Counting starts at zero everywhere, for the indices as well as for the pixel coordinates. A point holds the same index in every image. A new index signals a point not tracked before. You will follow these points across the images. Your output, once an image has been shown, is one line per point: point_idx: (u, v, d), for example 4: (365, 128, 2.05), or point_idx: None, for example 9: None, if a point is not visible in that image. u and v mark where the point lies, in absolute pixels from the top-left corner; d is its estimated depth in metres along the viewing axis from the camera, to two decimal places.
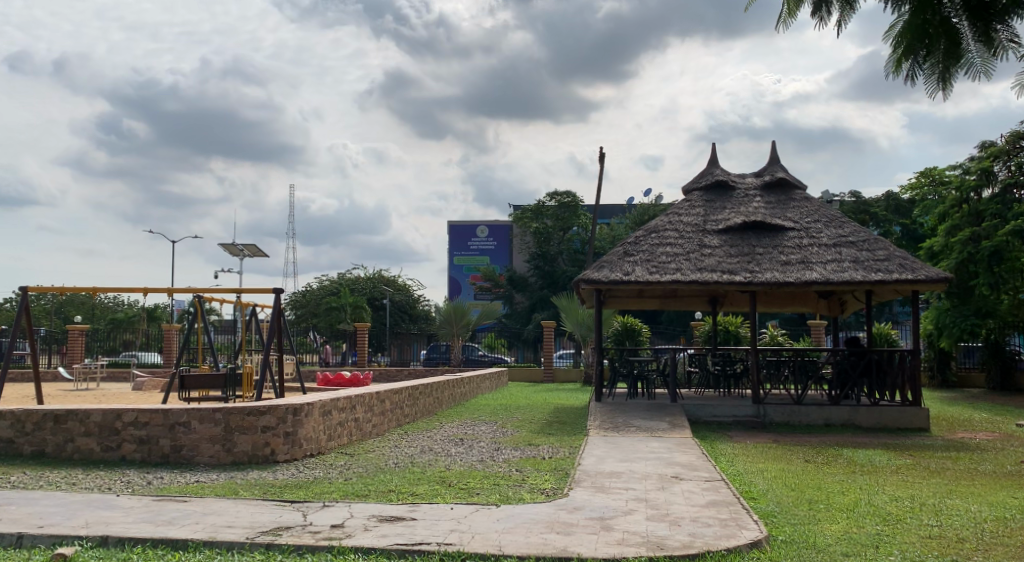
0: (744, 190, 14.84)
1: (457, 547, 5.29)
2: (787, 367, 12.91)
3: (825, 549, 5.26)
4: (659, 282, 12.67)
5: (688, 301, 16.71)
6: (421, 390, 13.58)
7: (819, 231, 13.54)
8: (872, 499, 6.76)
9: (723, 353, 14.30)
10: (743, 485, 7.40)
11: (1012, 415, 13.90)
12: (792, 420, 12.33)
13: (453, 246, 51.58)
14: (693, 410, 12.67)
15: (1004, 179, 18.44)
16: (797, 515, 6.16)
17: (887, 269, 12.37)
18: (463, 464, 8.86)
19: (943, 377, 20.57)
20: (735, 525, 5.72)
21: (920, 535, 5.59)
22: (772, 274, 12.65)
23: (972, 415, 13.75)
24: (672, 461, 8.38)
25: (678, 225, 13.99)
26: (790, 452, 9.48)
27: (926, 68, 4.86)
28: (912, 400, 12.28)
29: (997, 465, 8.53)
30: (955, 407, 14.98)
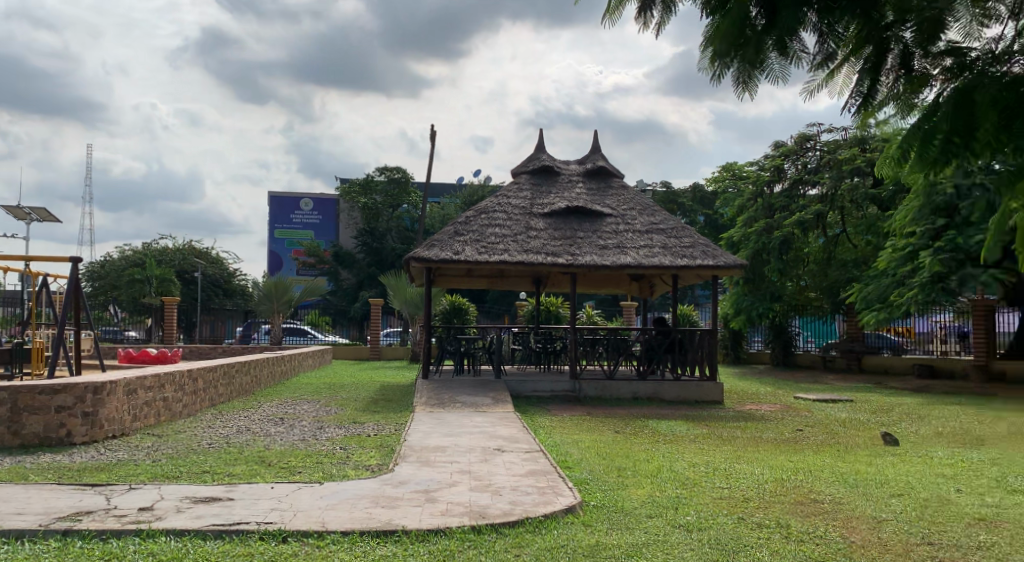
0: (567, 176, 15.51)
1: (278, 526, 5.28)
2: (601, 345, 13.68)
3: (631, 512, 5.74)
4: (487, 262, 12.99)
5: (512, 281, 17.25)
6: (237, 369, 13.15)
7: (634, 218, 14.41)
8: (674, 465, 7.40)
9: (545, 331, 14.92)
10: (560, 455, 7.87)
11: (793, 388, 15.56)
12: (605, 393, 13.11)
13: (274, 218, 49.64)
14: (515, 386, 13.18)
15: (792, 175, 20.27)
16: (608, 482, 6.66)
17: (692, 256, 13.40)
18: (283, 443, 8.75)
19: (736, 354, 22.63)
20: (551, 492, 6.10)
21: (713, 496, 6.23)
22: (591, 257, 13.31)
23: (760, 389, 15.28)
24: (494, 435, 8.72)
25: (505, 207, 14.38)
26: (603, 424, 10.14)
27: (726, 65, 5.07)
28: (709, 375, 13.44)
29: (778, 433, 9.60)
30: (747, 382, 16.51)
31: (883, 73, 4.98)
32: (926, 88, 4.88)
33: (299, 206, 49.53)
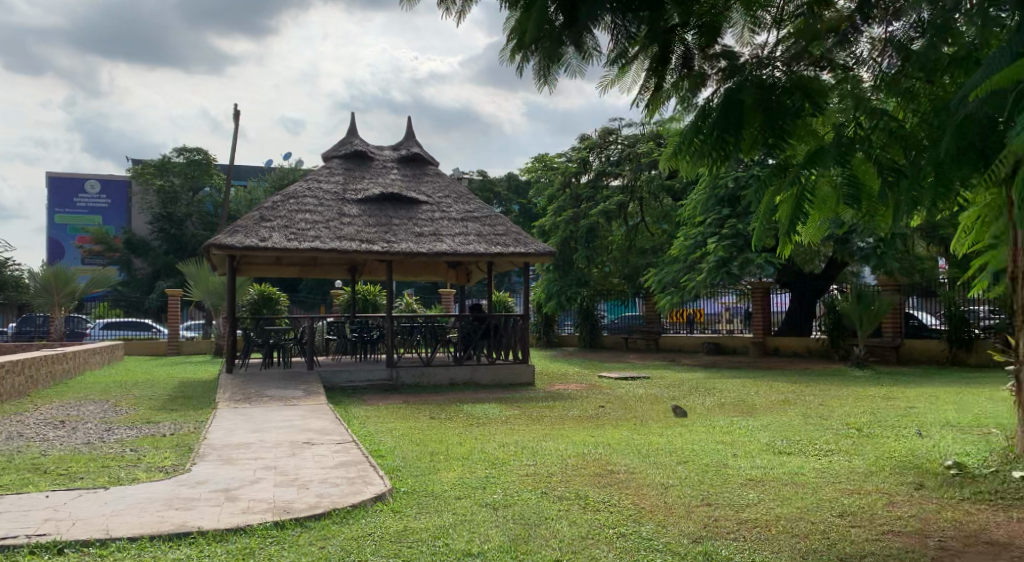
0: (381, 162, 15.37)
1: (51, 538, 4.89)
2: (418, 332, 13.71)
3: (441, 495, 5.84)
4: (297, 249, 12.64)
5: (325, 269, 16.87)
6: (9, 369, 11.97)
7: (448, 206, 14.53)
8: (485, 447, 7.59)
9: (359, 321, 14.73)
10: (372, 444, 7.84)
11: (600, 368, 16.36)
12: (421, 381, 13.15)
13: (57, 203, 45.70)
14: (329, 377, 12.93)
15: (597, 167, 21.18)
16: (419, 467, 6.73)
17: (504, 243, 13.73)
18: (64, 449, 8.09)
19: (548, 338, 23.47)
20: (361, 482, 6.07)
21: (520, 474, 6.45)
22: (406, 244, 13.28)
23: (569, 370, 15.95)
24: (304, 428, 8.53)
25: (316, 192, 14.02)
26: (416, 411, 10.18)
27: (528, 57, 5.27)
28: (522, 358, 13.86)
29: (583, 411, 10.07)
30: (558, 364, 17.17)
31: (667, 72, 5.35)
32: (702, 88, 5.31)
33: (85, 189, 45.63)
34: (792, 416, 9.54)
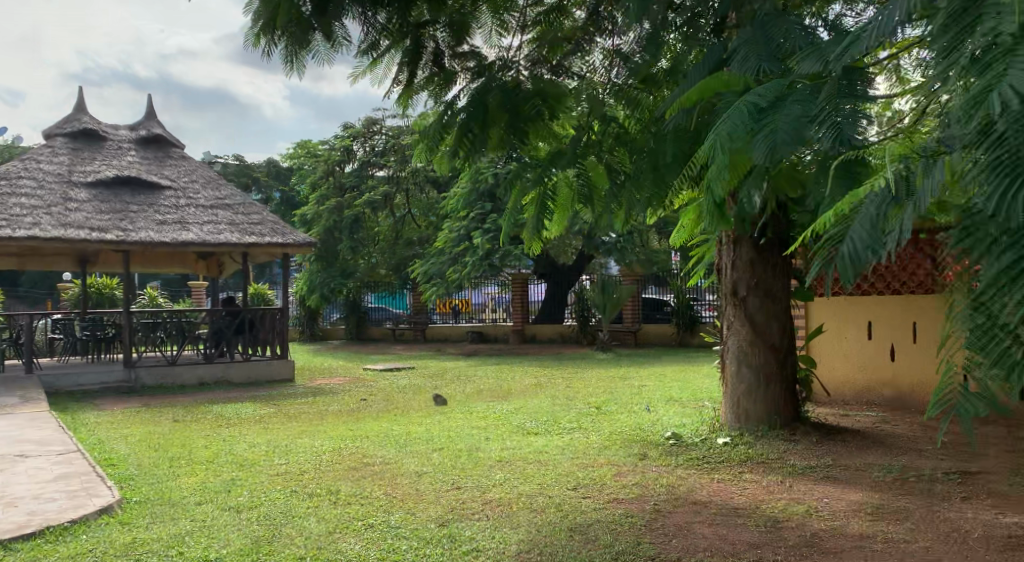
0: (117, 142, 14.10)
1: None
2: (162, 329, 12.77)
3: (178, 502, 5.48)
4: (12, 238, 11.28)
5: (52, 260, 15.20)
6: None
7: (196, 192, 13.65)
8: (232, 449, 7.24)
9: (94, 318, 13.42)
10: (102, 453, 7.19)
11: (361, 361, 16.23)
12: (165, 381, 12.26)
13: None
14: (54, 381, 11.67)
15: (361, 156, 20.89)
16: (156, 474, 6.28)
17: (259, 233, 13.17)
18: None
19: (312, 332, 22.85)
20: (84, 494, 5.55)
21: (267, 474, 6.22)
22: (146, 233, 12.30)
23: (331, 364, 15.66)
24: (21, 439, 7.64)
25: (35, 173, 12.63)
26: (157, 414, 9.48)
27: (275, 43, 5.02)
28: (280, 354, 13.39)
29: (341, 405, 9.93)
30: (318, 358, 16.79)
31: (419, 68, 5.41)
32: (451, 85, 5.47)
33: None
34: (542, 398, 10.05)
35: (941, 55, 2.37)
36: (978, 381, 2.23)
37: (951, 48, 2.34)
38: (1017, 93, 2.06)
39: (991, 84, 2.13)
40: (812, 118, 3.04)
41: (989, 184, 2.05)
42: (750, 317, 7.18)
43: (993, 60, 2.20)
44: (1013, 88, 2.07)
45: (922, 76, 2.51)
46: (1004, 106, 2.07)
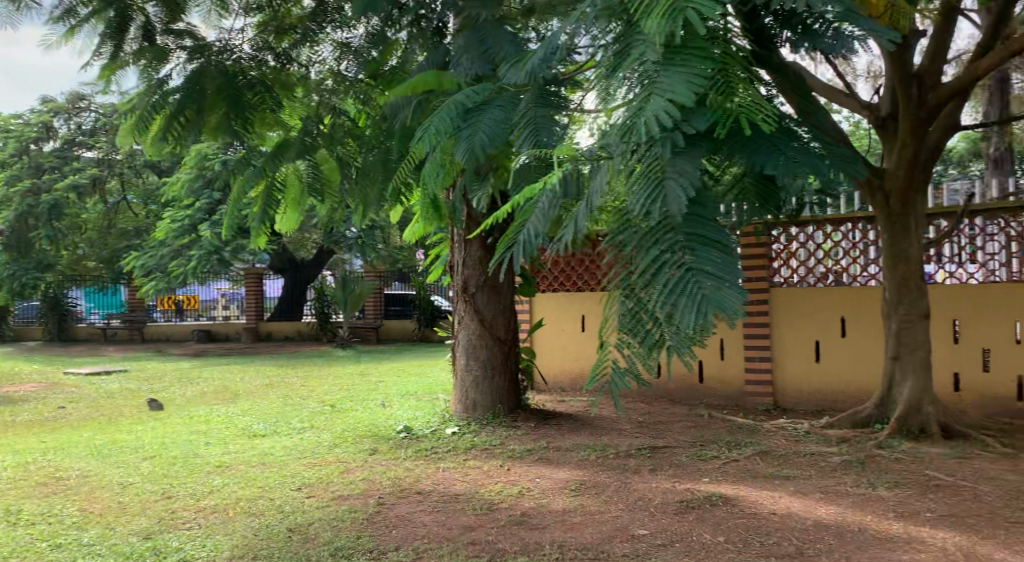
0: None
1: None
2: None
3: None
4: None
5: None
6: None
7: None
8: None
9: None
10: None
11: (62, 365, 14.58)
12: None
13: None
14: None
15: (64, 135, 18.81)
16: None
17: None
18: None
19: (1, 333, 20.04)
20: None
21: None
22: None
23: (24, 368, 13.91)
24: None
25: None
26: None
27: None
28: None
29: (35, 414, 8.85)
30: (9, 362, 14.83)
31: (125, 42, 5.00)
32: (164, 63, 5.01)
33: None
34: (271, 398, 9.69)
35: (606, 70, 2.74)
36: (624, 363, 2.73)
37: (615, 64, 2.70)
38: (658, 119, 2.48)
39: (635, 105, 2.55)
40: (508, 123, 3.52)
41: (641, 193, 2.58)
42: (478, 313, 7.47)
43: (643, 82, 2.58)
44: (655, 114, 2.49)
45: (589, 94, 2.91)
46: (645, 129, 2.48)
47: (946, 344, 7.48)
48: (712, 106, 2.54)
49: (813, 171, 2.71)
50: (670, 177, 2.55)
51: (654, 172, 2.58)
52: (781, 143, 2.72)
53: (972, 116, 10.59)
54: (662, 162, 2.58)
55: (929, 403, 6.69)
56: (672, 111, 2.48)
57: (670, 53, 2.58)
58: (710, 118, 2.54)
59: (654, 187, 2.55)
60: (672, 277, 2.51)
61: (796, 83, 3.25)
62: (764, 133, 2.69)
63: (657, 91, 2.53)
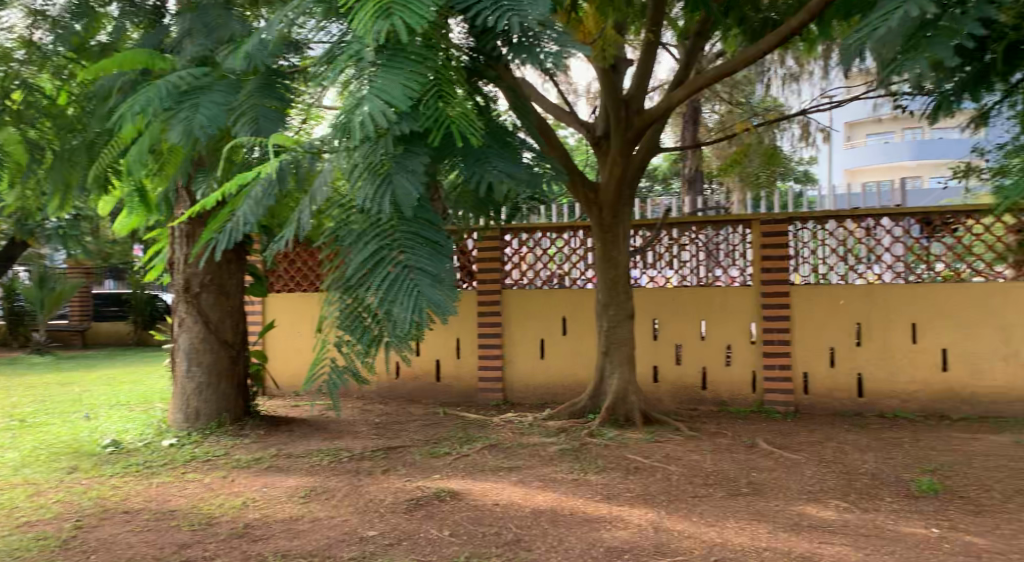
0: None
1: None
2: None
3: None
4: None
5: None
6: None
7: None
8: None
9: None
10: None
11: None
12: None
13: None
14: None
15: None
16: None
17: None
18: None
19: None
20: None
21: None
22: None
23: None
24: None
25: None
26: None
27: None
28: None
29: None
30: None
31: None
32: None
33: None
34: None
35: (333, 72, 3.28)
36: (344, 348, 3.44)
37: (342, 63, 3.25)
38: (377, 115, 3.05)
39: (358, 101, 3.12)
40: (227, 106, 3.88)
41: (367, 185, 3.23)
42: (203, 313, 6.99)
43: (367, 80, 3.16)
44: (374, 112, 3.05)
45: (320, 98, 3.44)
46: (369, 123, 3.06)
47: (648, 341, 8.24)
48: (426, 111, 3.19)
49: (515, 179, 3.47)
50: (394, 171, 3.23)
51: (379, 168, 3.24)
52: (489, 156, 3.47)
53: (674, 139, 11.79)
54: (389, 164, 3.24)
55: (633, 392, 7.36)
56: (388, 110, 3.05)
57: (389, 55, 3.17)
58: (425, 123, 3.20)
59: (379, 180, 3.22)
60: (389, 272, 3.20)
61: (514, 99, 4.08)
62: (473, 148, 3.42)
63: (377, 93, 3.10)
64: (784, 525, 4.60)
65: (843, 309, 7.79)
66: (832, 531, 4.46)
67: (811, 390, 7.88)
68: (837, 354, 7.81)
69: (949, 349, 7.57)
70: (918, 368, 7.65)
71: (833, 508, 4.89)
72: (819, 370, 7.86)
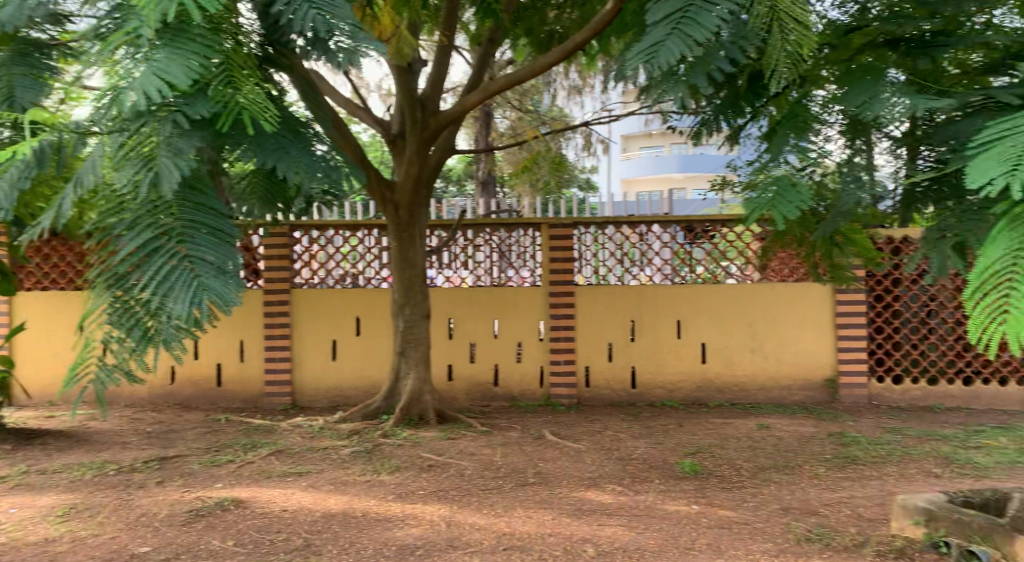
0: None
1: None
2: None
3: None
4: None
5: None
6: None
7: None
8: None
9: None
10: None
11: None
12: None
13: None
14: None
15: None
16: None
17: None
18: None
19: None
20: None
21: None
22: None
23: None
24: None
25: None
26: None
27: None
28: None
29: None
30: None
31: None
32: None
33: None
34: None
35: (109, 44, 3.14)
36: (108, 348, 3.20)
37: (118, 35, 3.12)
38: (150, 94, 2.97)
39: (133, 78, 3.01)
40: None
41: (133, 170, 3.08)
42: None
43: (145, 56, 3.04)
44: (148, 91, 2.96)
45: (88, 72, 3.23)
46: (138, 101, 2.98)
47: (443, 339, 8.37)
48: (213, 97, 3.13)
49: (310, 173, 3.53)
50: (164, 156, 3.08)
51: (147, 152, 3.09)
52: (286, 146, 3.48)
53: (467, 142, 12.06)
54: (155, 140, 3.12)
55: (428, 392, 7.48)
56: (165, 91, 2.97)
57: (174, 33, 3.06)
58: (209, 106, 3.12)
59: (147, 164, 3.07)
60: (165, 262, 3.04)
61: (306, 92, 4.05)
62: (270, 136, 3.41)
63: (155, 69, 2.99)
64: (567, 511, 4.88)
65: (620, 308, 8.36)
66: (608, 514, 4.80)
67: (591, 384, 8.38)
68: (614, 349, 8.37)
69: (708, 344, 8.36)
70: (683, 361, 8.38)
71: (609, 492, 5.26)
72: (598, 364, 8.38)
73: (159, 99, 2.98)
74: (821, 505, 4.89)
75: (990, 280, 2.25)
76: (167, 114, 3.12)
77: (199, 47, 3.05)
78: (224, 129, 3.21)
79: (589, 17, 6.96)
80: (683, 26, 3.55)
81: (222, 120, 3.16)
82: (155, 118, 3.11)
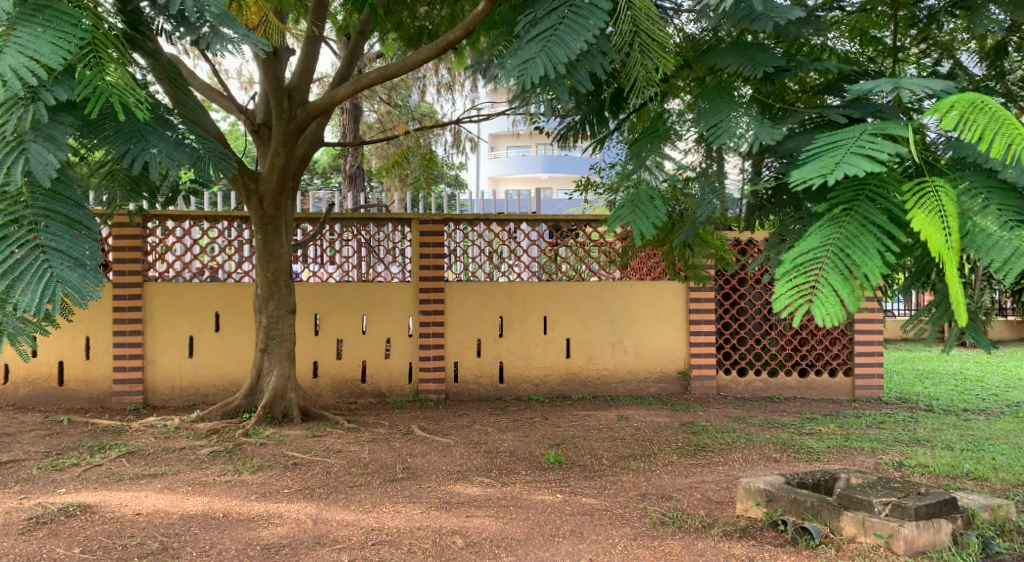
0: None
1: None
2: None
3: None
4: None
5: None
6: None
7: None
8: None
9: None
10: None
11: None
12: None
13: None
14: None
15: None
16: None
17: None
18: None
19: None
20: None
21: None
22: None
23: None
24: None
25: None
26: None
27: None
28: None
29: None
30: None
31: None
32: None
33: None
34: None
35: None
36: None
37: None
38: (19, 74, 2.72)
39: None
40: None
41: None
42: None
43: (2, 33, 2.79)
44: (16, 69, 2.71)
45: None
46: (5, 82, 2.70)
47: (308, 335, 8.24)
48: (81, 78, 2.90)
49: (172, 159, 3.46)
50: (34, 142, 2.90)
51: (16, 139, 2.88)
52: (149, 132, 3.36)
53: (334, 134, 11.87)
54: (22, 128, 2.90)
55: (292, 390, 7.36)
56: (36, 71, 2.74)
57: (35, 10, 2.85)
58: (76, 89, 2.90)
59: (17, 150, 2.86)
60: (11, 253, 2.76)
61: (174, 79, 3.86)
62: (133, 121, 3.27)
63: (20, 46, 2.75)
64: (435, 504, 4.97)
65: (488, 305, 8.51)
66: (476, 506, 4.93)
67: (460, 379, 8.49)
68: (483, 344, 8.52)
69: (572, 339, 8.66)
70: (548, 355, 8.64)
71: (476, 485, 5.39)
72: (467, 360, 8.50)
73: (30, 80, 2.74)
74: (674, 490, 5.21)
75: (798, 268, 2.41)
76: (32, 98, 2.89)
77: (67, 25, 2.86)
78: (91, 113, 3.01)
79: (460, 16, 7.09)
80: (551, 45, 3.50)
81: (91, 105, 2.96)
82: (17, 103, 2.86)
